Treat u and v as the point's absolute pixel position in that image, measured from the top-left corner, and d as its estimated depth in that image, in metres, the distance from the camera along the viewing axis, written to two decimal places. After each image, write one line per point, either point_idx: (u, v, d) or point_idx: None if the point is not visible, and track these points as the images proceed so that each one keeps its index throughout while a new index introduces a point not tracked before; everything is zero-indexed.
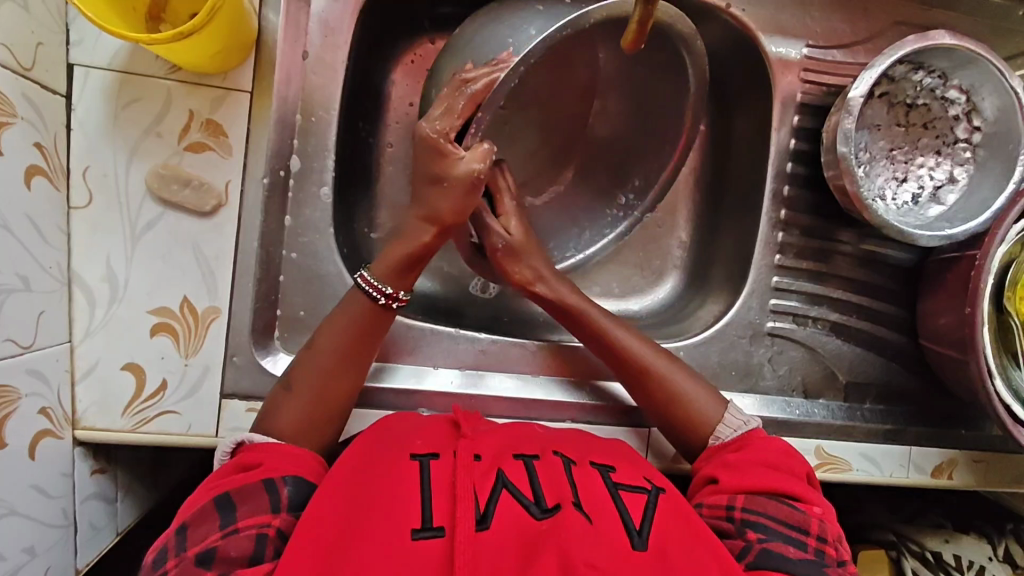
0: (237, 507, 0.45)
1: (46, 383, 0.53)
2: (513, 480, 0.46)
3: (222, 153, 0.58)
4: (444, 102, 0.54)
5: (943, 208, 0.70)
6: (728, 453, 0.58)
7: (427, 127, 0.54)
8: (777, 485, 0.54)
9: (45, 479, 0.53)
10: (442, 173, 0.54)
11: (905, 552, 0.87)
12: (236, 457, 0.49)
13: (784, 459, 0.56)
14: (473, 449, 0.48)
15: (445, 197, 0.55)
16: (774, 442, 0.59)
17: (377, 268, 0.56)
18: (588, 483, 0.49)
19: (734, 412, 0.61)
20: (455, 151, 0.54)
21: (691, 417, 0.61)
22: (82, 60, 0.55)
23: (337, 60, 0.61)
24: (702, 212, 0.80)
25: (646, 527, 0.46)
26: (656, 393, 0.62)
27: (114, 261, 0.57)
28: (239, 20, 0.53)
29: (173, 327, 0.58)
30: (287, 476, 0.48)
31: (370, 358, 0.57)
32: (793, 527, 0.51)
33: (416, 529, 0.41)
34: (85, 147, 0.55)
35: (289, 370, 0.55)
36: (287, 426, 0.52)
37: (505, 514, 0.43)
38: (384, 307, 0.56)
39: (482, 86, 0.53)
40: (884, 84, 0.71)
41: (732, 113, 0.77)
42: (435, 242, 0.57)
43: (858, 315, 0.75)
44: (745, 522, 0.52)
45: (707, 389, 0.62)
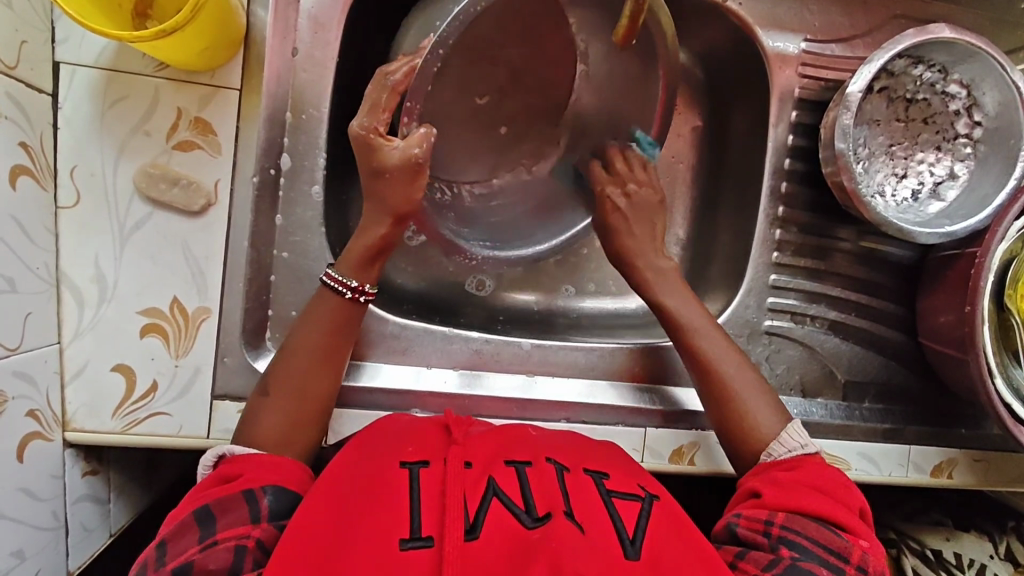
0: (218, 518, 0.45)
1: (34, 385, 0.52)
2: (504, 489, 0.45)
3: (212, 151, 0.57)
4: (370, 98, 0.52)
5: (943, 204, 0.69)
6: (776, 472, 0.56)
7: (356, 125, 0.53)
8: (823, 508, 0.52)
9: (34, 482, 0.52)
10: (380, 166, 0.53)
11: (905, 550, 0.86)
12: (217, 469, 0.49)
13: (835, 487, 0.54)
14: (464, 455, 0.48)
15: (390, 187, 0.54)
16: (830, 471, 0.56)
17: (340, 265, 0.57)
18: (580, 492, 0.48)
19: (794, 432, 0.59)
20: (387, 141, 0.53)
21: (747, 429, 0.60)
22: (69, 59, 0.54)
23: (327, 57, 0.60)
24: (700, 208, 0.79)
25: (640, 537, 0.45)
26: (723, 401, 0.62)
27: (103, 262, 0.56)
28: (225, 17, 0.53)
29: (163, 328, 0.57)
30: (268, 486, 0.47)
31: (343, 357, 0.57)
32: (832, 553, 0.49)
33: (404, 539, 0.41)
34: (72, 146, 0.55)
35: (264, 375, 0.55)
36: (270, 433, 0.52)
37: (496, 523, 0.43)
38: (353, 301, 0.57)
39: (403, 74, 0.51)
40: (883, 79, 0.70)
41: (730, 108, 0.76)
42: (391, 233, 0.57)
43: (857, 313, 0.74)
44: (782, 538, 0.50)
45: (773, 405, 0.61)
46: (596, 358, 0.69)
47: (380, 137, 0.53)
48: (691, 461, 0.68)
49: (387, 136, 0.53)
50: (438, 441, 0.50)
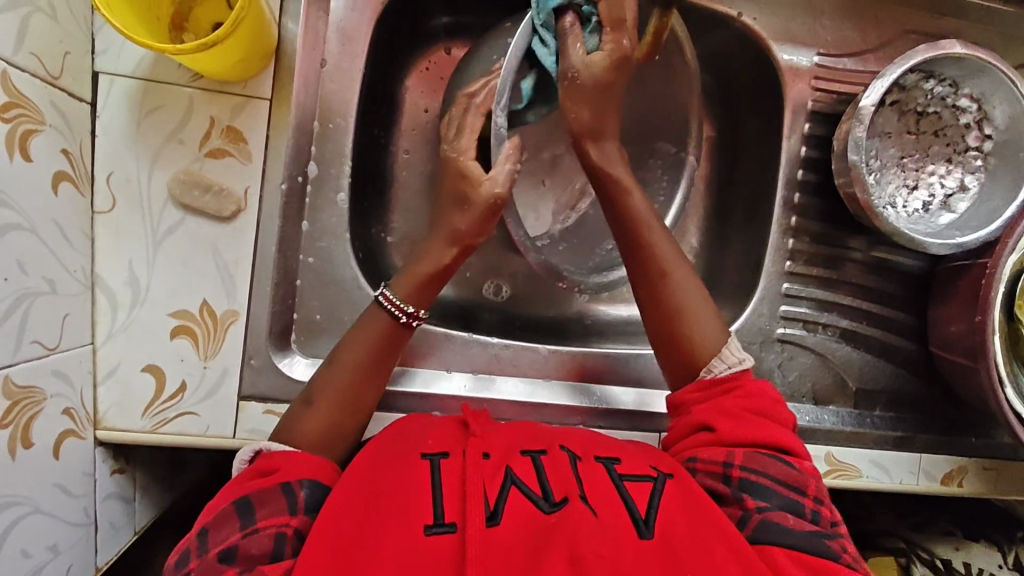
0: (256, 509, 0.46)
1: (69, 384, 0.54)
2: (522, 478, 0.48)
3: (242, 159, 0.59)
4: (459, 121, 0.59)
5: (953, 216, 0.71)
6: (722, 398, 0.57)
7: (448, 148, 0.59)
8: (771, 440, 0.54)
9: (68, 479, 0.54)
10: (466, 195, 0.57)
11: (914, 559, 0.89)
12: (253, 464, 0.50)
13: (776, 407, 0.56)
14: (481, 447, 0.50)
15: (462, 216, 0.57)
16: (767, 388, 0.58)
17: (398, 286, 0.57)
18: (593, 480, 0.50)
19: (734, 348, 0.59)
20: (478, 173, 0.57)
21: (691, 336, 0.59)
22: (107, 69, 0.56)
23: (354, 68, 0.62)
24: (712, 217, 0.81)
25: (652, 515, 0.47)
26: (669, 314, 0.59)
27: (136, 266, 0.58)
28: (259, 30, 0.54)
29: (193, 330, 0.59)
30: (303, 479, 0.48)
31: (388, 374, 0.57)
32: (790, 489, 0.52)
33: (429, 526, 0.43)
34: (108, 154, 0.57)
35: (310, 382, 0.55)
36: (311, 441, 0.53)
37: (515, 511, 0.45)
38: (404, 325, 0.57)
39: (483, 95, 0.59)
40: (895, 93, 0.71)
41: (742, 120, 0.77)
42: (456, 261, 0.58)
43: (869, 321, 0.75)
44: (742, 482, 0.52)
45: (716, 321, 0.60)
46: (612, 365, 0.71)
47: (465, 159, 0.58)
48: None
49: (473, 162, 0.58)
50: (455, 436, 0.52)
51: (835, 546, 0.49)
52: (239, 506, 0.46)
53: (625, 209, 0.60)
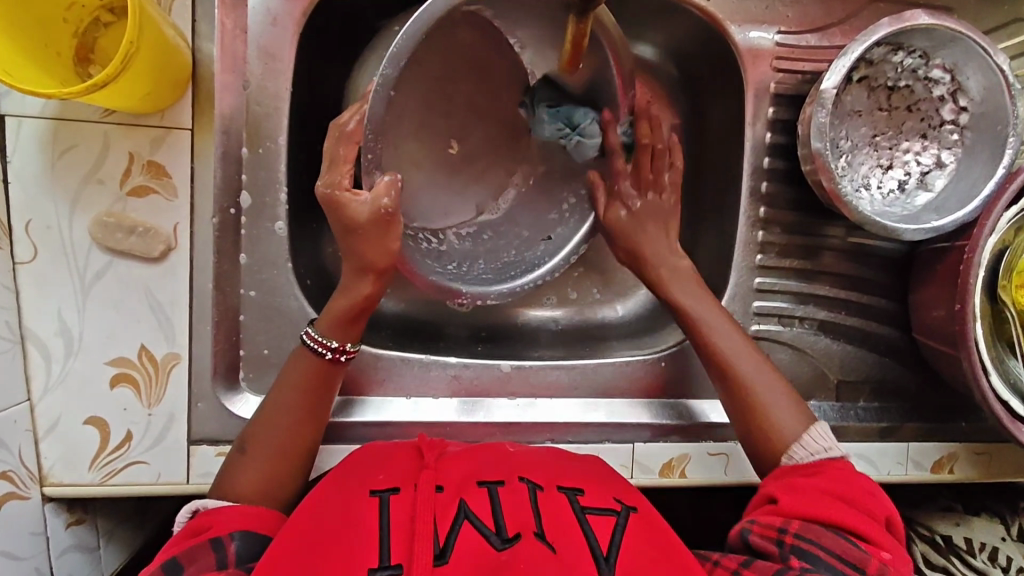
0: (186, 567, 0.44)
1: (4, 446, 0.52)
2: (475, 510, 0.44)
3: (167, 195, 0.56)
4: (329, 154, 0.55)
5: (931, 195, 0.67)
6: (797, 476, 0.56)
7: (323, 185, 0.53)
8: (841, 518, 0.51)
9: (13, 543, 0.52)
10: (351, 222, 0.53)
11: (914, 537, 0.85)
12: (188, 523, 0.48)
13: (859, 492, 0.53)
14: (435, 479, 0.46)
15: (362, 242, 0.53)
16: (854, 475, 0.56)
17: (321, 323, 0.56)
18: (554, 511, 0.46)
19: (818, 436, 0.59)
20: (353, 195, 0.52)
21: (770, 427, 0.60)
22: (13, 111, 0.53)
23: (281, 87, 0.58)
24: (683, 210, 0.77)
25: (614, 554, 0.43)
26: (753, 412, 0.61)
27: (66, 315, 0.55)
28: (166, 55, 0.51)
29: (134, 377, 0.57)
30: (234, 531, 0.46)
31: (327, 412, 0.57)
32: (848, 566, 0.48)
33: (372, 569, 0.39)
34: (24, 200, 0.54)
35: (245, 430, 0.55)
36: (246, 491, 0.51)
37: (466, 548, 0.41)
38: (332, 362, 0.56)
39: (353, 122, 0.54)
40: (863, 68, 0.67)
41: (706, 107, 0.73)
42: (375, 289, 0.56)
43: (847, 311, 0.72)
44: (796, 547, 0.49)
45: (793, 405, 0.61)
46: (580, 376, 0.68)
47: (343, 192, 0.52)
48: (682, 473, 0.67)
49: (351, 190, 0.53)
50: (409, 467, 0.49)
51: None
52: (167, 569, 0.43)
53: (682, 308, 0.65)
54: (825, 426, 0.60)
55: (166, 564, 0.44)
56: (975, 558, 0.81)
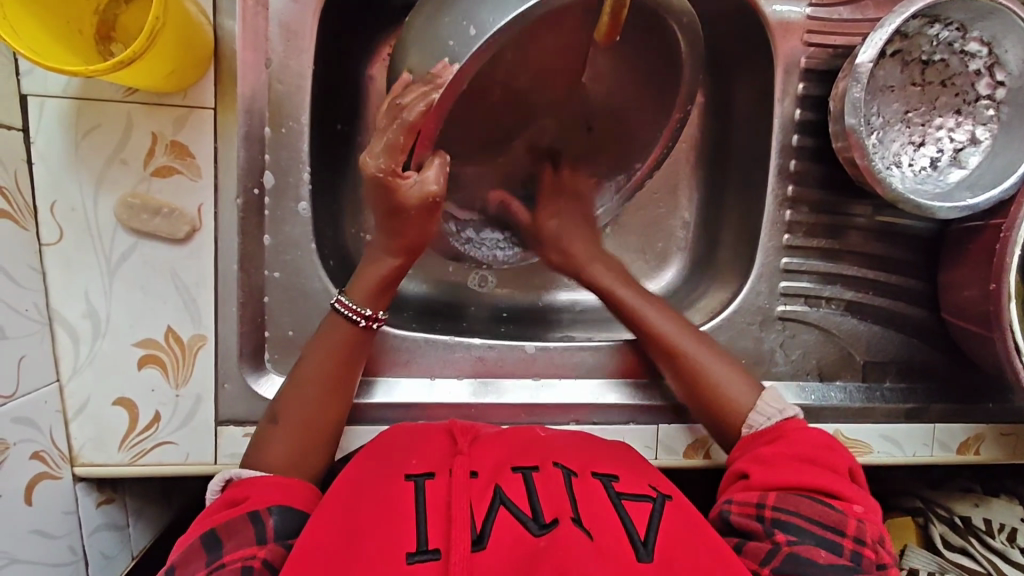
0: (225, 542, 0.44)
1: (36, 426, 0.52)
2: (511, 496, 0.44)
3: (191, 175, 0.55)
4: (382, 135, 0.49)
5: (964, 172, 0.65)
6: (762, 447, 0.56)
7: (371, 164, 0.50)
8: (812, 482, 0.51)
9: (46, 521, 0.53)
10: (399, 205, 0.52)
11: (932, 518, 0.83)
12: (224, 492, 0.48)
13: (821, 452, 0.53)
14: (469, 465, 0.47)
15: (410, 225, 0.54)
16: (813, 433, 0.56)
17: (352, 292, 0.56)
18: (589, 497, 0.46)
19: (770, 400, 0.59)
20: (406, 180, 0.51)
21: (721, 401, 0.60)
22: (35, 90, 0.52)
23: (303, 65, 0.57)
24: (706, 190, 0.76)
25: (651, 539, 0.43)
26: (707, 392, 0.61)
27: (94, 297, 0.55)
28: (189, 33, 0.50)
29: (161, 358, 0.57)
30: (272, 506, 0.46)
31: (354, 382, 0.57)
32: (827, 528, 0.48)
33: (411, 553, 0.39)
34: (48, 181, 0.53)
35: (275, 402, 0.55)
36: (282, 461, 0.52)
37: (503, 533, 0.41)
38: (365, 329, 0.56)
39: (420, 111, 0.48)
40: (896, 42, 0.65)
41: (733, 84, 0.72)
42: (407, 263, 0.57)
43: (875, 291, 0.71)
44: (774, 521, 0.49)
45: (741, 373, 0.61)
46: (604, 357, 0.67)
47: (396, 177, 0.50)
48: (707, 455, 0.67)
49: (402, 174, 0.51)
50: (442, 452, 0.49)
51: None
52: (207, 542, 0.44)
53: (624, 304, 0.65)
54: (776, 390, 0.60)
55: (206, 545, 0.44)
56: (993, 539, 0.79)
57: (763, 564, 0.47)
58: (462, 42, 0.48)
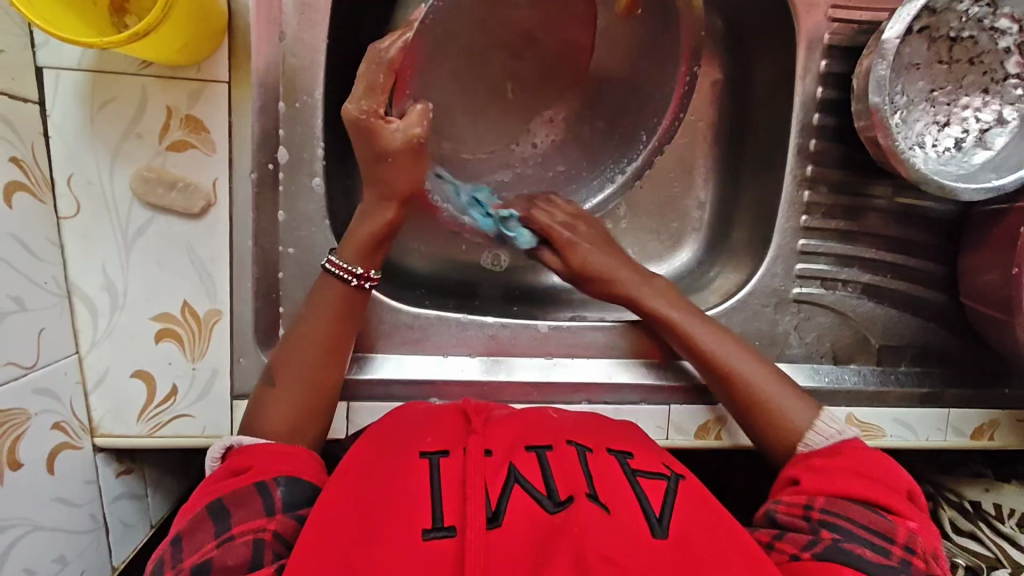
0: (231, 513, 0.44)
1: (56, 397, 0.53)
2: (525, 474, 0.44)
3: (206, 150, 0.55)
4: (364, 78, 0.51)
5: (989, 153, 0.64)
6: (810, 460, 0.55)
7: (353, 109, 0.51)
8: (864, 493, 0.51)
9: (68, 490, 0.54)
10: (384, 149, 0.53)
11: (942, 501, 0.83)
12: (225, 463, 0.49)
13: (879, 469, 0.53)
14: (484, 443, 0.47)
15: (395, 172, 0.54)
16: (870, 452, 0.55)
17: (344, 252, 0.56)
18: (604, 472, 0.47)
19: (829, 420, 0.58)
20: (389, 123, 0.52)
21: (778, 424, 0.59)
22: (50, 63, 0.52)
23: (317, 39, 0.57)
24: (723, 169, 0.75)
25: (666, 515, 0.44)
26: (764, 415, 0.59)
27: (111, 270, 0.56)
28: (203, 7, 0.49)
29: (177, 332, 0.57)
30: (279, 477, 0.47)
31: (349, 343, 0.57)
32: (877, 534, 0.48)
33: (427, 529, 0.40)
34: (66, 154, 0.53)
35: (268, 368, 0.56)
36: (275, 424, 0.53)
37: (517, 510, 0.42)
38: (357, 289, 0.56)
39: (396, 51, 0.50)
40: (923, 18, 0.63)
41: (754, 62, 0.70)
42: (400, 216, 0.57)
43: (893, 274, 0.70)
44: (823, 521, 0.49)
45: (799, 395, 0.60)
46: (616, 338, 0.67)
47: (379, 119, 0.51)
48: (718, 436, 0.67)
49: (386, 118, 0.52)
50: (458, 430, 0.50)
51: None
52: (212, 511, 0.44)
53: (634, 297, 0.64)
54: (834, 412, 0.59)
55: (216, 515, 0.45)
56: (1003, 524, 0.79)
57: (803, 551, 0.47)
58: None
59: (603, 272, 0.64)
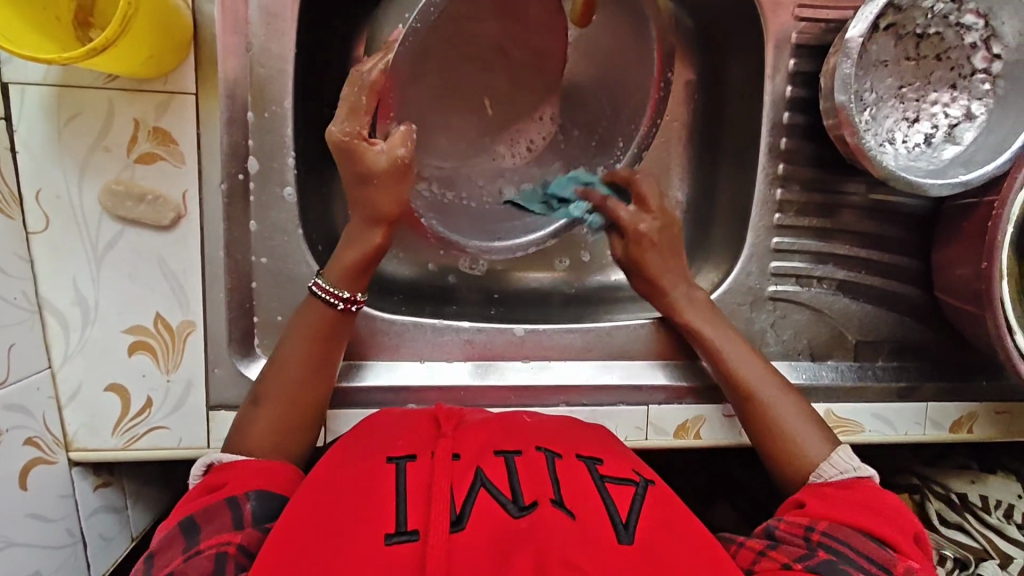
0: (203, 527, 0.45)
1: (29, 413, 0.53)
2: (492, 479, 0.45)
3: (175, 162, 0.55)
4: (348, 102, 0.52)
5: (958, 148, 0.64)
6: (824, 487, 0.54)
7: (336, 131, 0.52)
8: (867, 523, 0.49)
9: (43, 505, 0.54)
10: (368, 172, 0.53)
11: (928, 494, 0.83)
12: (204, 479, 0.49)
13: (887, 504, 0.52)
14: (452, 448, 0.47)
15: (381, 194, 0.54)
16: (889, 495, 0.53)
17: (329, 273, 0.56)
18: (572, 479, 0.47)
19: (843, 455, 0.56)
20: (373, 145, 0.53)
21: (792, 453, 0.58)
22: (16, 78, 0.52)
23: (284, 48, 0.57)
24: (699, 169, 0.75)
25: (633, 522, 0.44)
26: (777, 444, 0.59)
27: (82, 284, 0.56)
28: (165, 21, 0.49)
29: (150, 345, 0.57)
30: (250, 491, 0.48)
31: (336, 361, 0.57)
32: (878, 566, 0.46)
33: (390, 534, 0.40)
34: (33, 169, 0.53)
35: (256, 385, 0.55)
36: (262, 444, 0.53)
37: (481, 514, 0.42)
38: (343, 311, 0.56)
39: (378, 73, 0.51)
40: (889, 15, 0.63)
41: (725, 62, 0.71)
42: (387, 239, 0.57)
43: (868, 269, 0.70)
44: (821, 542, 0.48)
45: (814, 426, 0.59)
46: (594, 339, 0.67)
47: (362, 141, 0.52)
48: (697, 435, 0.67)
49: (369, 140, 0.53)
50: (427, 435, 0.50)
51: None
52: (184, 528, 0.45)
53: (670, 306, 0.65)
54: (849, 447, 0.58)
55: (187, 528, 0.45)
56: (989, 516, 0.79)
57: (796, 561, 0.46)
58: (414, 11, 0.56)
59: (649, 275, 0.65)
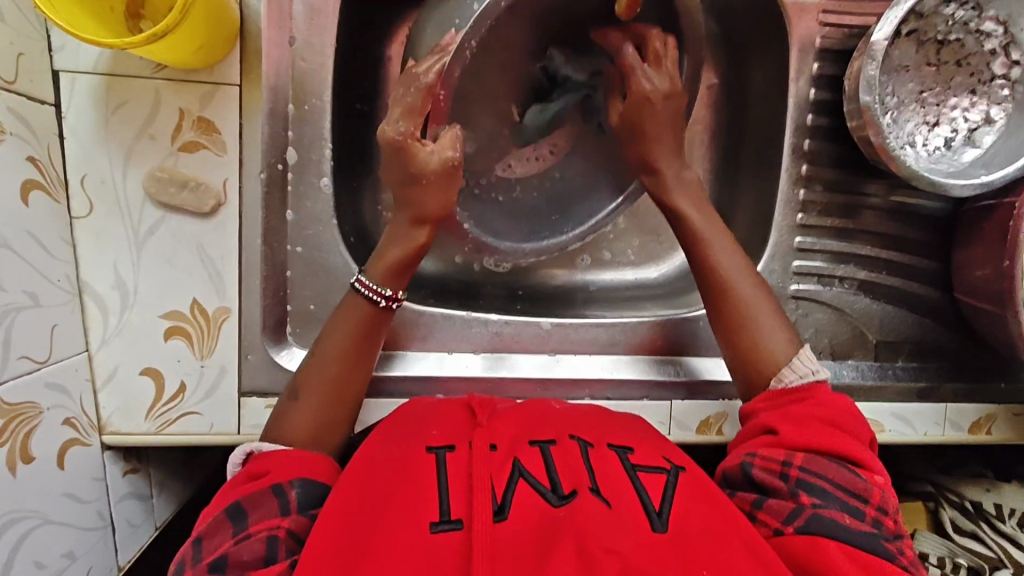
0: (249, 513, 0.45)
1: (68, 394, 0.54)
2: (530, 469, 0.45)
3: (217, 151, 0.57)
4: (402, 101, 0.54)
5: (978, 151, 0.66)
6: (788, 406, 0.55)
7: (391, 130, 0.54)
8: (839, 447, 0.51)
9: (77, 485, 0.54)
10: (418, 171, 0.55)
11: (942, 502, 0.84)
12: (247, 467, 0.49)
13: (845, 416, 0.53)
14: (489, 438, 0.48)
15: (429, 193, 0.56)
16: (841, 400, 0.55)
17: (372, 271, 0.57)
18: (606, 468, 0.47)
19: (806, 358, 0.57)
20: (423, 146, 0.55)
21: (755, 351, 0.58)
22: (67, 66, 0.53)
23: (326, 43, 0.59)
24: (721, 171, 0.77)
25: (666, 509, 0.44)
26: (739, 344, 0.59)
27: (122, 269, 0.57)
28: (217, 14, 0.51)
29: (187, 330, 0.58)
30: (294, 478, 0.47)
31: (372, 358, 0.58)
32: (853, 495, 0.49)
33: (434, 522, 0.40)
34: (79, 154, 0.55)
35: (295, 377, 0.56)
36: (300, 435, 0.53)
37: (522, 504, 0.42)
38: (384, 308, 0.57)
39: (432, 73, 0.53)
40: (911, 21, 0.65)
41: (748, 66, 0.72)
42: (430, 240, 0.58)
43: (889, 270, 0.71)
44: (802, 480, 0.49)
45: (781, 327, 0.59)
46: (618, 334, 0.68)
47: (415, 141, 0.54)
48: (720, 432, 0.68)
49: (421, 141, 0.55)
50: (462, 424, 0.51)
51: (892, 550, 0.45)
52: (232, 513, 0.45)
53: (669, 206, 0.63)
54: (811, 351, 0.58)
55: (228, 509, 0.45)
56: (1003, 523, 0.79)
57: (786, 524, 0.46)
58: (466, 15, 0.53)
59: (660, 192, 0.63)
